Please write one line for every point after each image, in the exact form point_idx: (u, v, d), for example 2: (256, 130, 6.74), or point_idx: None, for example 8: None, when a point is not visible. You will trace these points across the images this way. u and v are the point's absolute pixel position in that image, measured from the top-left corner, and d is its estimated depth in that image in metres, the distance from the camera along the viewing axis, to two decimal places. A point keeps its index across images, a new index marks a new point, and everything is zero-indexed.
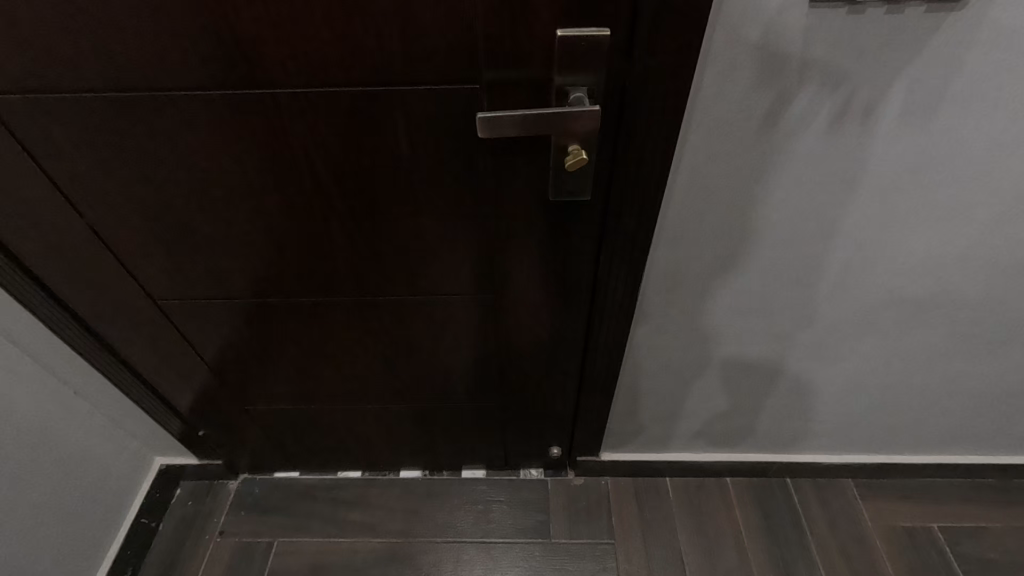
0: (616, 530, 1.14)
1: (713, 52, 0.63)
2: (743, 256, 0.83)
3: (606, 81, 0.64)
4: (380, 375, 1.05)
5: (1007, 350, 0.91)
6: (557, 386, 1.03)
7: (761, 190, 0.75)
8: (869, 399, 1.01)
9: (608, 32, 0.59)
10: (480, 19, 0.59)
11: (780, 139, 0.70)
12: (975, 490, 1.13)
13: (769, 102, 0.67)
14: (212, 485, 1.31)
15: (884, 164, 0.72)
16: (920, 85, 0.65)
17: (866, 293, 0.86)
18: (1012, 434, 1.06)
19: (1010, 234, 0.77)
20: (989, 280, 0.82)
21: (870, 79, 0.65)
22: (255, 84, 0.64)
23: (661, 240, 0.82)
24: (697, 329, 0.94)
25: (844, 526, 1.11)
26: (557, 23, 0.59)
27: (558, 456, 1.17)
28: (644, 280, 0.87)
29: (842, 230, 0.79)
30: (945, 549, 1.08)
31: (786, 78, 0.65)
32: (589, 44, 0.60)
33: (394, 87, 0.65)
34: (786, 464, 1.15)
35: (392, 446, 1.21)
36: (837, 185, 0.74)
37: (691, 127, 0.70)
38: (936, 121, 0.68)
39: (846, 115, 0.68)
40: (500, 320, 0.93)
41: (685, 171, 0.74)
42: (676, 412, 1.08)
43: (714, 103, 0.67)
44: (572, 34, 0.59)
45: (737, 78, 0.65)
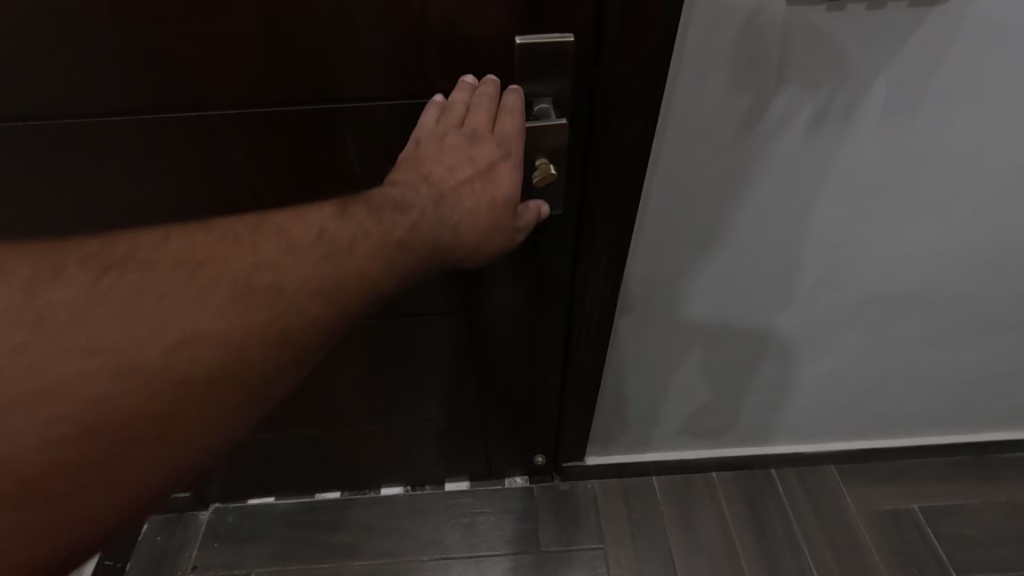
0: (607, 535, 1.12)
1: (686, 55, 0.60)
2: (723, 260, 0.80)
3: (574, 90, 0.59)
4: (350, 405, 0.98)
5: (984, 338, 0.92)
6: (540, 395, 0.98)
7: (740, 194, 0.73)
8: (849, 392, 1.02)
9: (571, 38, 0.55)
10: (432, 28, 0.53)
11: (759, 141, 0.67)
12: (953, 469, 1.16)
13: (747, 105, 0.64)
14: (181, 516, 1.22)
15: (864, 164, 0.70)
16: (903, 83, 0.63)
17: (846, 292, 0.85)
18: (985, 414, 1.08)
19: (989, 229, 0.77)
20: (968, 274, 0.83)
21: (849, 78, 0.62)
22: (184, 108, 0.57)
23: (638, 249, 0.79)
24: (678, 333, 0.91)
25: (828, 513, 1.13)
26: (519, 28, 0.54)
27: (543, 463, 1.14)
28: (622, 289, 0.84)
29: (822, 231, 0.77)
30: (926, 528, 1.10)
31: (765, 80, 0.62)
32: (552, 53, 0.55)
33: (343, 104, 0.59)
34: (767, 456, 1.15)
35: (369, 467, 1.15)
36: (819, 185, 0.72)
37: (667, 133, 0.66)
38: (916, 120, 0.66)
39: (827, 116, 0.65)
40: (477, 343, 0.87)
41: (660, 178, 0.71)
42: (660, 413, 1.07)
43: (690, 108, 0.64)
44: (533, 42, 0.55)
45: (714, 80, 0.62)
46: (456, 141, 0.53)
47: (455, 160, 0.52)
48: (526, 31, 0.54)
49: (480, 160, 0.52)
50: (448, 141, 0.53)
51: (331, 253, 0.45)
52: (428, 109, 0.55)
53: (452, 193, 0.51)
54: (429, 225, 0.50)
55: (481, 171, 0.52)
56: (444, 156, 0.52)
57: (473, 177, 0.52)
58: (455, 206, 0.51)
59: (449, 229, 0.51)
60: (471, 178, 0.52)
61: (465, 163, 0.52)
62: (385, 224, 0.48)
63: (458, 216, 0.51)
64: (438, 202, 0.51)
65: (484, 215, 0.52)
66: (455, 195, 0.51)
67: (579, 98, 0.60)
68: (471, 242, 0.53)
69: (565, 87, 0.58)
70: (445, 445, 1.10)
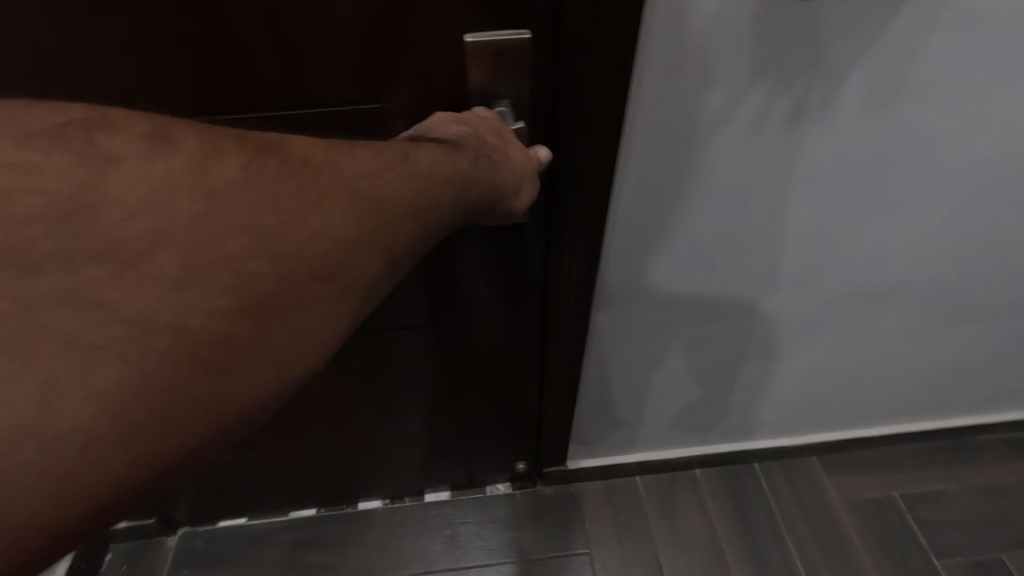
0: (592, 539, 1.10)
1: (652, 53, 0.56)
2: (701, 261, 0.78)
3: (532, 91, 0.54)
4: (321, 421, 0.93)
5: (960, 329, 0.93)
6: (519, 403, 0.95)
7: (716, 195, 0.70)
8: (830, 385, 1.02)
9: (528, 36, 0.50)
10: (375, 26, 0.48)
11: (732, 139, 0.65)
12: (932, 454, 1.17)
13: (720, 103, 0.61)
14: (148, 542, 1.16)
15: (841, 159, 0.68)
16: (878, 77, 0.61)
17: (825, 288, 0.84)
18: (962, 400, 1.09)
19: (967, 221, 0.77)
20: (946, 266, 0.83)
21: (825, 72, 0.60)
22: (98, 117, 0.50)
23: (610, 255, 0.76)
24: (657, 334, 0.89)
25: (813, 506, 1.13)
26: (472, 26, 0.49)
27: (525, 469, 1.12)
28: (598, 292, 0.81)
29: (800, 228, 0.76)
30: (906, 515, 1.12)
31: (738, 77, 0.59)
32: (508, 51, 0.50)
33: (280, 108, 0.53)
34: (750, 451, 1.15)
35: (346, 481, 1.11)
36: (795, 182, 0.70)
37: (637, 133, 0.63)
38: (893, 114, 0.64)
39: (803, 112, 0.63)
40: (448, 356, 0.83)
41: (629, 183, 0.67)
42: (642, 413, 1.05)
43: (661, 106, 0.61)
44: (486, 40, 0.50)
45: (685, 78, 0.58)
46: (467, 116, 0.50)
47: (469, 125, 0.49)
48: (478, 28, 0.49)
49: (494, 123, 0.49)
50: (457, 119, 0.50)
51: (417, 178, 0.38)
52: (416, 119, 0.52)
53: (486, 143, 0.47)
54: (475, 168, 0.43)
55: (501, 128, 0.49)
56: (463, 123, 0.49)
57: (495, 138, 0.48)
58: (494, 153, 0.46)
59: (495, 170, 0.45)
60: (491, 136, 0.48)
61: (483, 124, 0.49)
62: (443, 163, 0.41)
63: (496, 158, 0.46)
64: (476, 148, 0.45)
65: (520, 160, 0.49)
66: (487, 145, 0.47)
67: (540, 101, 0.55)
68: (510, 183, 0.47)
69: (523, 86, 0.53)
70: (422, 457, 1.07)
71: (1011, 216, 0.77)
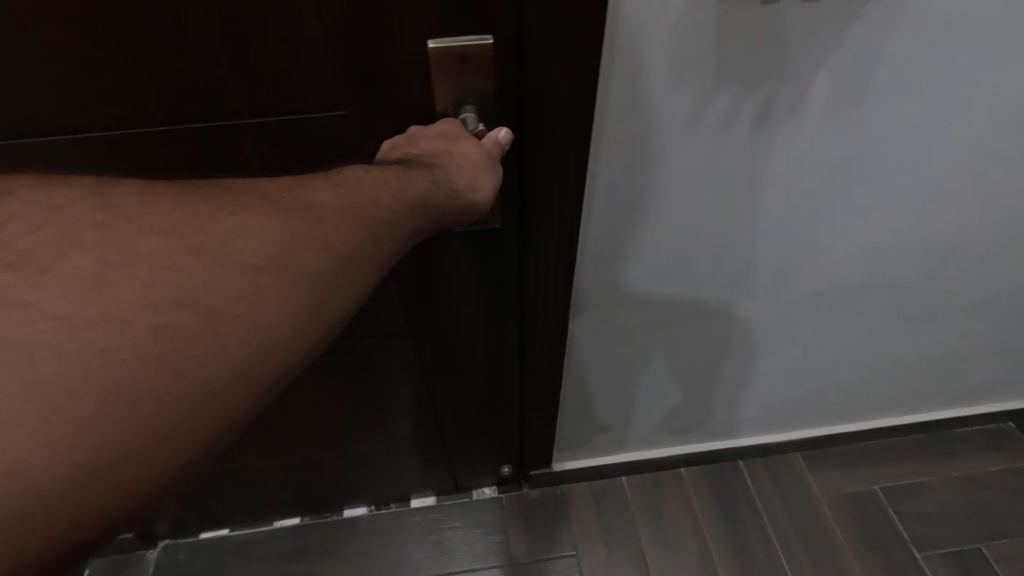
0: (578, 541, 1.10)
1: (617, 57, 0.56)
2: (677, 262, 0.78)
3: (502, 101, 0.49)
4: (300, 429, 0.92)
5: (935, 323, 0.94)
6: (501, 407, 0.94)
7: (689, 197, 0.70)
8: (810, 382, 1.03)
9: (490, 40, 0.45)
10: (326, 32, 0.43)
11: (701, 142, 0.65)
12: (912, 448, 1.19)
13: (687, 106, 0.61)
14: (128, 557, 1.13)
15: (809, 159, 0.69)
16: (842, 78, 0.61)
17: (799, 287, 0.85)
18: (940, 394, 1.10)
19: (938, 218, 0.78)
20: (919, 262, 0.84)
21: (790, 73, 0.60)
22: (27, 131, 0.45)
23: (586, 258, 0.76)
24: (637, 336, 0.89)
25: (796, 502, 1.14)
26: (433, 30, 0.43)
27: (510, 473, 1.11)
28: (574, 295, 0.81)
29: (775, 228, 0.76)
30: (887, 509, 1.13)
31: (703, 79, 0.59)
32: (471, 58, 0.45)
33: (234, 119, 0.47)
34: (734, 448, 1.15)
35: (329, 490, 1.10)
36: (768, 182, 0.70)
37: (606, 137, 0.63)
38: (860, 114, 0.65)
39: (771, 112, 0.63)
40: (427, 362, 0.82)
41: (602, 185, 0.67)
42: (624, 414, 1.05)
43: (629, 109, 0.60)
44: (448, 46, 0.44)
45: (651, 80, 0.58)
46: (419, 128, 0.47)
47: (418, 139, 0.46)
48: (437, 33, 0.44)
49: (449, 127, 0.47)
50: (407, 136, 0.47)
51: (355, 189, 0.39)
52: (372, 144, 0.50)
53: (435, 152, 0.44)
54: (423, 170, 0.42)
55: (459, 129, 0.47)
56: (412, 138, 0.47)
57: (451, 146, 0.45)
58: (444, 159, 0.44)
59: (446, 174, 0.43)
60: (439, 145, 0.45)
61: (433, 133, 0.46)
62: (389, 184, 0.40)
63: (446, 163, 0.44)
64: (424, 159, 0.44)
65: (484, 157, 0.46)
66: (439, 151, 0.45)
67: (509, 110, 0.50)
68: (469, 183, 0.44)
69: (491, 94, 0.48)
70: (405, 463, 1.06)
71: (980, 212, 0.78)
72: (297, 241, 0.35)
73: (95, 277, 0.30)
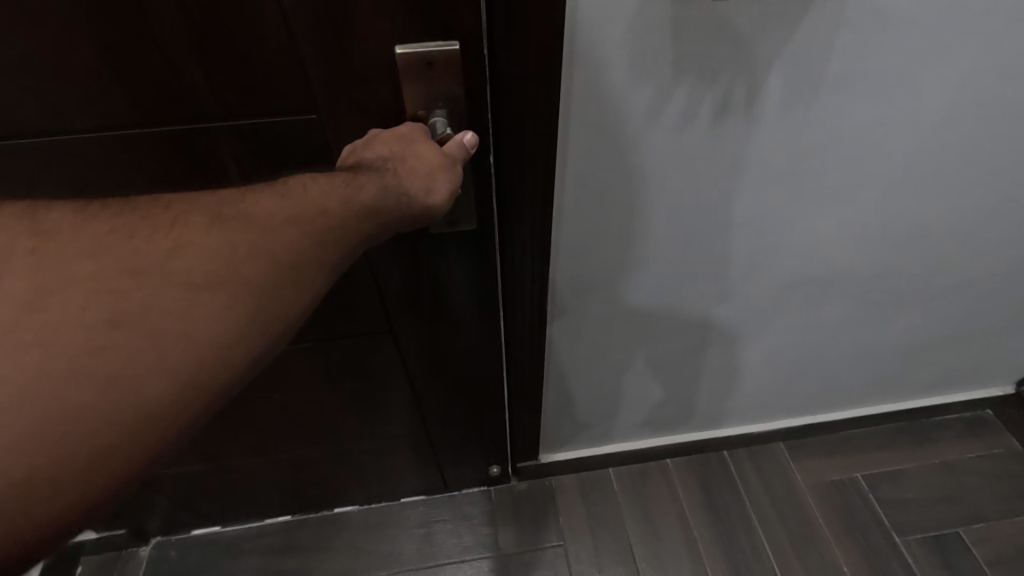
0: (565, 532, 1.12)
1: (577, 53, 0.57)
2: (651, 253, 0.79)
3: (470, 105, 0.49)
4: (285, 428, 0.92)
5: (908, 311, 0.96)
6: (484, 407, 0.94)
7: (658, 188, 0.71)
8: (790, 371, 1.05)
9: (457, 47, 0.45)
10: (293, 35, 0.43)
11: (663, 135, 0.66)
12: (891, 436, 1.21)
13: (648, 100, 0.62)
14: (119, 554, 1.14)
15: (774, 150, 0.70)
16: (797, 71, 0.63)
17: (771, 277, 0.87)
18: (916, 382, 1.13)
19: (907, 209, 0.80)
20: (891, 251, 0.86)
21: (749, 67, 0.61)
22: (4, 137, 0.46)
23: (560, 251, 0.77)
24: (616, 328, 0.90)
25: (779, 490, 1.16)
26: (400, 36, 0.44)
27: (498, 473, 1.13)
28: (551, 289, 0.82)
29: (748, 219, 0.77)
30: (868, 495, 1.15)
31: (663, 74, 0.60)
32: (438, 64, 0.45)
33: (205, 125, 0.47)
34: (719, 439, 1.17)
35: (318, 489, 1.10)
36: (737, 173, 0.72)
37: (573, 131, 0.64)
38: (817, 106, 0.66)
39: (731, 104, 0.64)
40: (409, 365, 0.83)
41: (572, 178, 0.68)
42: (605, 408, 1.06)
43: (594, 104, 0.62)
44: (415, 52, 0.44)
45: (613, 76, 0.60)
46: (379, 131, 0.48)
47: (375, 143, 0.47)
48: (404, 39, 0.44)
49: (407, 128, 0.47)
50: (367, 139, 0.48)
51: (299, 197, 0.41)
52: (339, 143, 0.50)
53: (388, 156, 0.45)
54: (374, 177, 0.43)
55: (418, 128, 0.47)
56: (370, 141, 0.47)
57: (405, 149, 0.45)
58: (397, 163, 0.44)
59: (398, 178, 0.44)
60: (394, 147, 0.45)
61: (390, 134, 0.47)
62: (335, 190, 0.42)
63: (399, 166, 0.44)
64: (377, 165, 0.44)
65: (439, 158, 0.45)
66: (393, 154, 0.45)
67: (478, 113, 0.50)
68: (424, 185, 0.44)
69: (460, 98, 0.48)
70: (392, 466, 1.07)
71: (949, 202, 0.80)
72: (242, 262, 0.38)
73: (47, 299, 0.33)
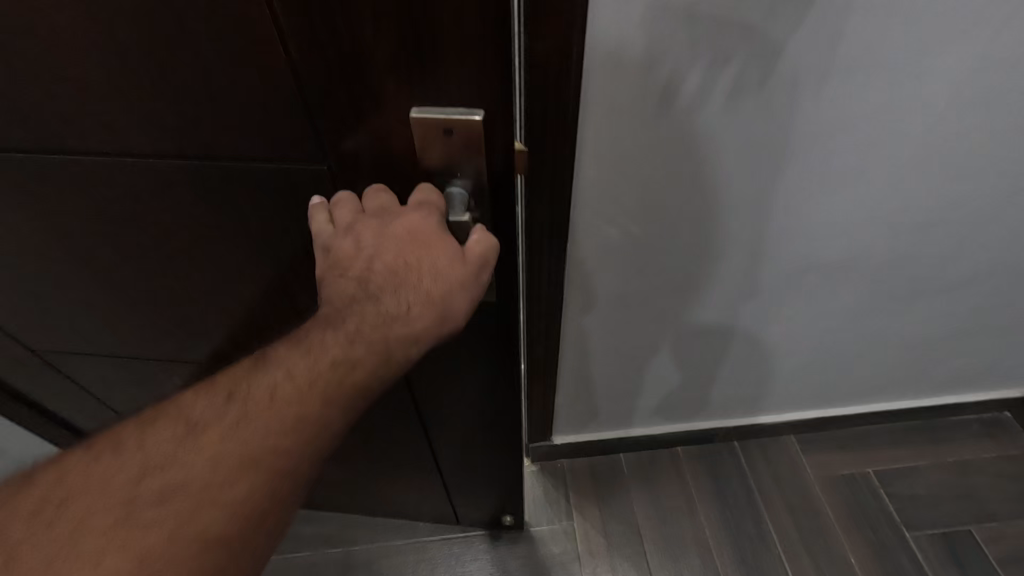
0: (575, 511, 1.15)
1: (596, 37, 0.57)
2: (669, 234, 0.79)
3: (492, 174, 0.45)
4: None
5: (921, 305, 0.95)
6: (495, 467, 0.89)
7: (677, 170, 0.71)
8: (804, 363, 1.05)
9: (480, 116, 0.41)
10: (306, 90, 0.40)
11: (679, 118, 0.65)
12: (905, 433, 1.21)
13: (663, 81, 0.61)
14: None
15: (793, 135, 0.68)
16: (808, 54, 0.60)
17: (781, 266, 0.86)
18: (933, 379, 1.13)
19: (925, 208, 0.80)
20: (914, 240, 0.84)
21: (763, 50, 0.60)
22: (39, 147, 0.46)
23: (579, 228, 0.77)
24: (636, 309, 0.91)
25: (789, 481, 1.17)
26: (417, 99, 0.40)
27: (510, 522, 1.09)
28: (569, 267, 0.82)
29: (768, 205, 0.76)
30: (880, 492, 1.16)
31: (674, 55, 0.59)
32: (458, 134, 0.42)
33: (220, 160, 0.46)
34: (732, 430, 1.18)
35: (329, 496, 1.10)
36: (756, 157, 0.70)
37: (592, 112, 0.64)
38: (827, 93, 0.64)
39: (743, 88, 0.63)
40: (422, 415, 0.78)
41: (590, 157, 0.68)
42: (622, 392, 1.07)
43: (610, 84, 0.61)
44: (432, 117, 0.41)
45: (623, 59, 0.59)
46: (368, 229, 0.44)
47: (375, 250, 0.43)
48: (422, 103, 0.41)
49: (401, 228, 0.43)
50: (355, 238, 0.44)
51: (257, 412, 0.43)
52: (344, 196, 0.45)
53: (390, 279, 0.43)
54: (378, 309, 0.43)
55: (416, 228, 0.43)
56: (361, 245, 0.43)
57: (410, 273, 0.43)
58: (400, 286, 0.43)
59: (410, 303, 0.43)
60: (400, 264, 0.43)
61: (384, 241, 0.43)
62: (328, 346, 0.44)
63: (409, 297, 0.43)
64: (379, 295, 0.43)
65: (447, 269, 0.43)
66: (393, 275, 0.43)
67: (502, 184, 0.46)
68: (437, 313, 0.43)
69: (483, 168, 0.45)
70: (404, 493, 1.04)
71: (967, 203, 0.79)
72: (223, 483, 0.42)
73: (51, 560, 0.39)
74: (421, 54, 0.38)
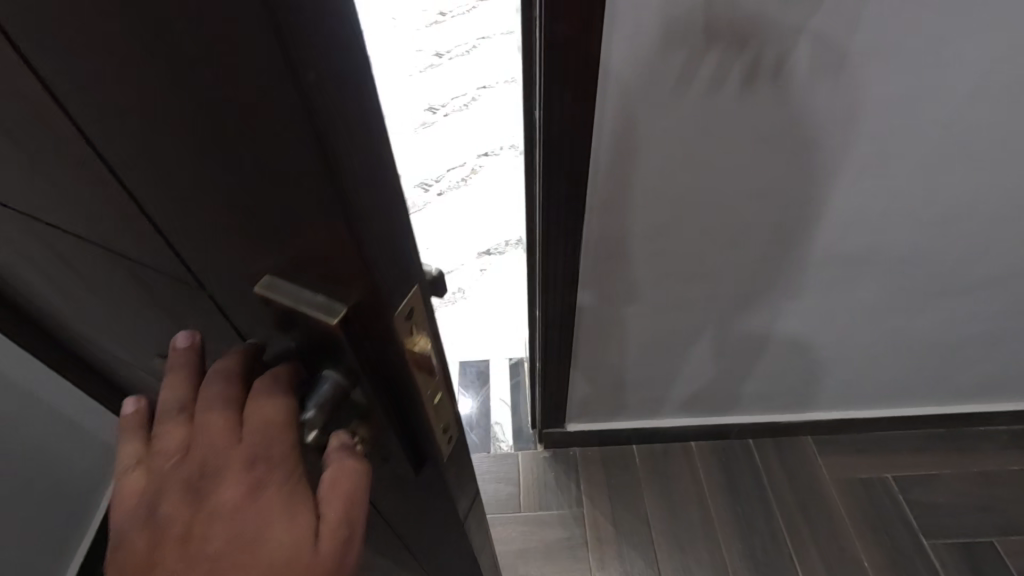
0: (585, 498, 1.16)
1: (613, 20, 0.56)
2: (686, 220, 0.77)
3: (377, 369, 0.30)
4: None
5: (944, 307, 0.93)
6: None
7: (692, 155, 0.69)
8: (822, 361, 1.03)
9: (338, 317, 0.26)
10: (160, 229, 0.30)
11: (692, 102, 0.63)
12: (927, 440, 1.19)
13: (677, 65, 0.60)
14: None
15: (814, 119, 0.66)
16: (828, 41, 0.58)
17: (799, 258, 0.84)
18: (957, 385, 1.10)
19: (946, 210, 0.78)
20: (940, 237, 0.81)
21: (781, 35, 0.58)
22: None
23: (594, 211, 0.76)
24: (651, 298, 0.90)
25: (802, 479, 1.16)
26: (270, 266, 0.28)
27: None
28: (583, 253, 0.82)
29: (785, 194, 0.74)
30: (898, 497, 1.14)
31: (690, 39, 0.58)
32: (312, 326, 0.27)
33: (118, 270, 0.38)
34: (746, 427, 1.18)
35: None
36: (773, 143, 0.68)
37: (605, 96, 0.63)
38: (847, 78, 0.62)
39: (759, 72, 0.61)
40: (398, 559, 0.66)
41: (604, 142, 0.67)
42: (636, 383, 1.07)
43: (623, 68, 0.60)
44: (282, 294, 0.28)
45: (641, 42, 0.58)
46: (172, 524, 0.31)
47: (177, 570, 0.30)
48: (274, 273, 0.28)
49: (211, 536, 0.30)
50: (154, 537, 0.31)
51: None
52: (184, 351, 0.35)
53: None
54: None
55: (230, 541, 0.30)
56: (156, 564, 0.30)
57: None
58: None
59: None
60: None
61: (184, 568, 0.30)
62: None
63: None
64: None
65: None
66: None
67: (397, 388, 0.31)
68: None
69: (360, 374, 0.29)
70: None
71: (995, 203, 0.77)
72: None
73: None
74: (264, 230, 0.25)
